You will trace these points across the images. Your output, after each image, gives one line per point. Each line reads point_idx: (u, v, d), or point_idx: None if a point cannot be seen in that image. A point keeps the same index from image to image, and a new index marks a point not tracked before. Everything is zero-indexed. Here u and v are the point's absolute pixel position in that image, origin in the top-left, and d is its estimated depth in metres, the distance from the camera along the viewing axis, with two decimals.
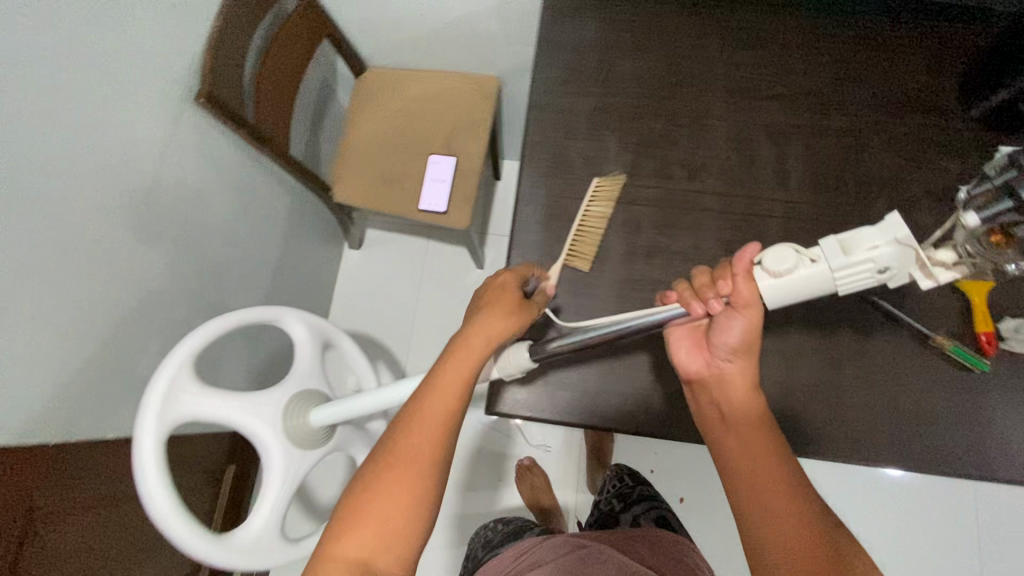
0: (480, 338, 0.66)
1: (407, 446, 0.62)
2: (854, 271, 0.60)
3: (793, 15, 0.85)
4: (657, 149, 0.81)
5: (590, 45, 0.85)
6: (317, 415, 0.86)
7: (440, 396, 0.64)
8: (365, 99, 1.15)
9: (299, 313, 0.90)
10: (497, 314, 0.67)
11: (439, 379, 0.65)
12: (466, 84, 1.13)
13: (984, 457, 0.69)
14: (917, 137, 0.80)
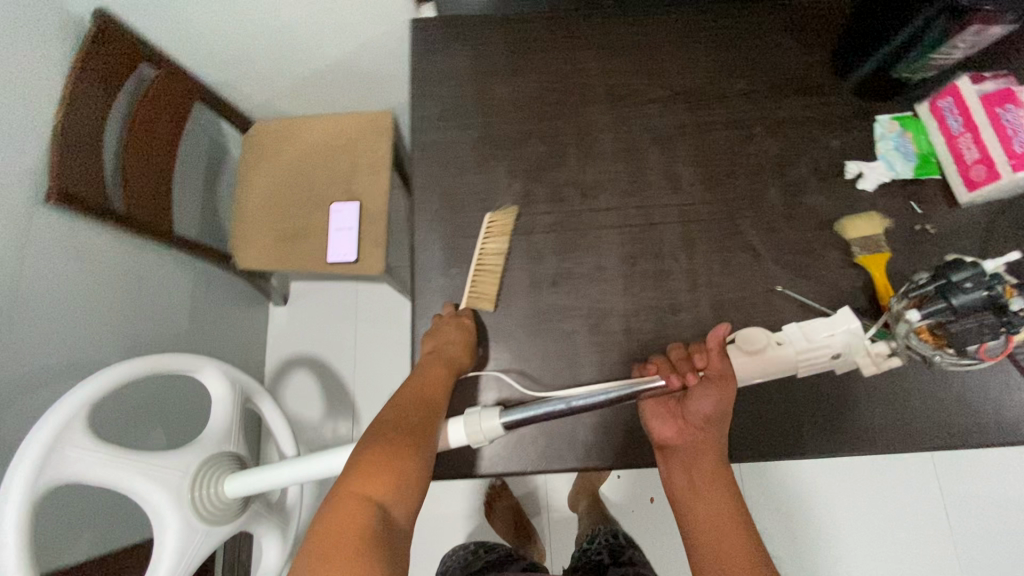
0: (417, 389, 0.67)
1: (382, 462, 0.59)
2: (812, 353, 0.68)
3: (661, 14, 0.85)
4: (547, 172, 0.79)
5: (463, 75, 0.83)
6: (237, 485, 0.75)
7: (412, 407, 0.66)
8: (255, 155, 1.09)
9: (216, 364, 0.80)
10: (435, 367, 0.69)
11: (406, 397, 0.67)
12: (357, 122, 1.08)
13: (907, 431, 0.70)
14: (799, 117, 0.80)
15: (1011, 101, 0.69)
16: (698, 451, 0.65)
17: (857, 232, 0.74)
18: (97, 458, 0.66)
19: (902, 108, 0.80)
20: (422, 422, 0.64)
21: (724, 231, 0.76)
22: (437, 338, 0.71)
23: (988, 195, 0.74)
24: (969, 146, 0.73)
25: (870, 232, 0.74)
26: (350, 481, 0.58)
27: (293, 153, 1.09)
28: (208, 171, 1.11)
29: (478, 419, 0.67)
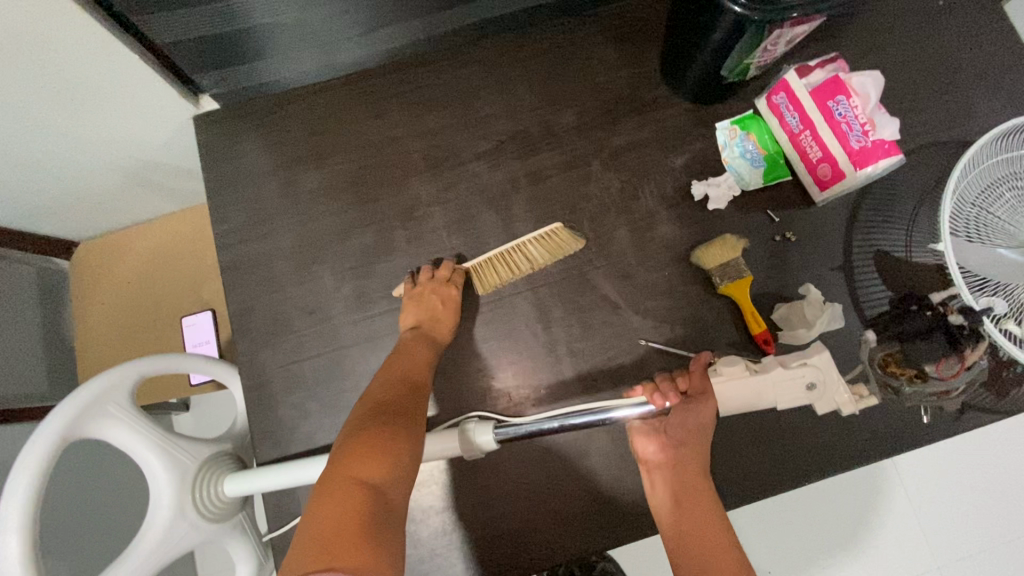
0: (411, 360, 0.61)
1: (378, 434, 0.49)
2: (787, 381, 0.59)
3: (469, 55, 0.76)
4: (377, 264, 0.70)
5: (265, 172, 0.73)
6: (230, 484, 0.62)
7: (394, 382, 0.57)
8: (87, 283, 0.98)
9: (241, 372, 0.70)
10: (423, 342, 0.64)
11: (394, 372, 0.59)
12: (191, 221, 0.98)
13: (794, 458, 0.68)
14: (636, 142, 0.74)
15: (840, 91, 0.64)
16: (686, 479, 0.59)
17: (715, 261, 0.67)
18: (135, 424, 0.58)
19: (743, 107, 0.74)
20: (411, 394, 0.56)
21: (579, 289, 0.70)
22: (426, 302, 0.65)
23: (840, 192, 0.69)
24: (811, 144, 0.68)
25: (728, 258, 0.68)
26: (346, 446, 0.47)
27: (129, 270, 0.98)
28: (45, 299, 0.93)
29: (472, 434, 0.59)
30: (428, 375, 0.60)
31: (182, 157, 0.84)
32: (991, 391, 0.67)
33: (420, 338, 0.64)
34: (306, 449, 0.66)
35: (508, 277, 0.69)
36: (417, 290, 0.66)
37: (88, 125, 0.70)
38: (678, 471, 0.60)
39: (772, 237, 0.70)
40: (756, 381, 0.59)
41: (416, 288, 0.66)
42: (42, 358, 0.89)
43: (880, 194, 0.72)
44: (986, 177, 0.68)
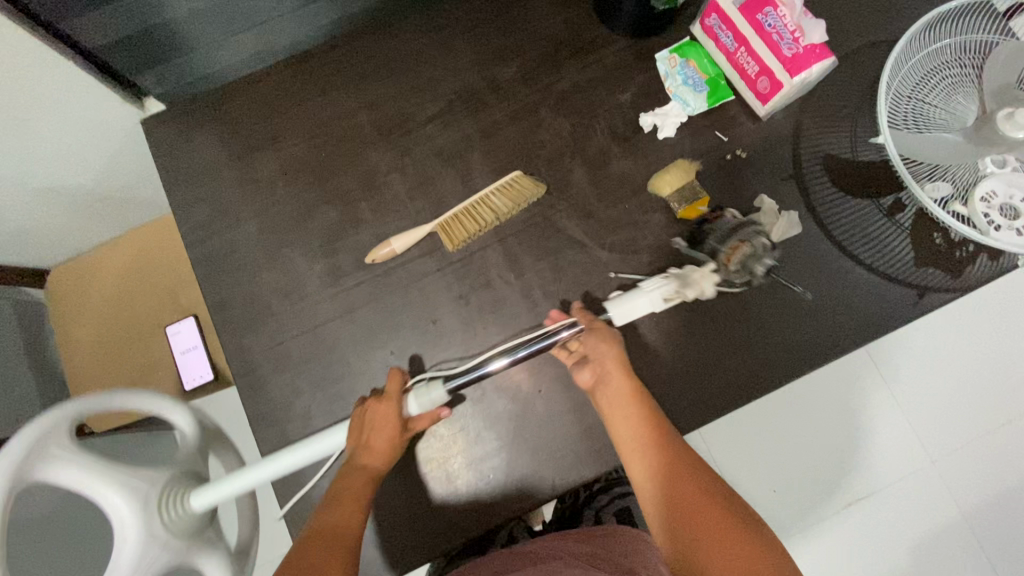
0: (378, 431, 0.63)
1: (331, 522, 0.57)
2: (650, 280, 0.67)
3: (406, 22, 0.77)
4: (345, 238, 0.71)
5: (220, 165, 0.73)
6: (196, 499, 0.59)
7: (366, 461, 0.62)
8: (64, 310, 0.98)
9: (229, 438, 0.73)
10: (359, 475, 0.62)
11: (362, 442, 0.62)
12: (160, 232, 0.98)
13: (779, 360, 0.69)
14: (581, 84, 0.75)
15: (768, 4, 0.65)
16: (635, 402, 0.62)
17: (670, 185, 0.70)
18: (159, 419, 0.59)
19: (681, 34, 0.75)
20: (356, 521, 0.58)
21: (545, 233, 0.71)
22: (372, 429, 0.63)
23: (782, 102, 0.71)
24: (748, 61, 0.70)
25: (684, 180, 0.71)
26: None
27: (104, 290, 0.98)
28: (25, 329, 0.92)
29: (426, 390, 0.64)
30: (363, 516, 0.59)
31: (137, 167, 0.83)
32: (949, 271, 0.70)
33: (386, 409, 0.64)
34: (302, 425, 0.67)
35: (476, 230, 0.70)
36: (363, 413, 0.64)
37: (35, 143, 0.69)
38: (624, 397, 0.62)
39: (722, 156, 0.73)
40: (631, 294, 0.67)
41: (374, 405, 0.64)
42: (33, 384, 0.90)
43: (822, 100, 0.74)
44: (916, 68, 0.72)
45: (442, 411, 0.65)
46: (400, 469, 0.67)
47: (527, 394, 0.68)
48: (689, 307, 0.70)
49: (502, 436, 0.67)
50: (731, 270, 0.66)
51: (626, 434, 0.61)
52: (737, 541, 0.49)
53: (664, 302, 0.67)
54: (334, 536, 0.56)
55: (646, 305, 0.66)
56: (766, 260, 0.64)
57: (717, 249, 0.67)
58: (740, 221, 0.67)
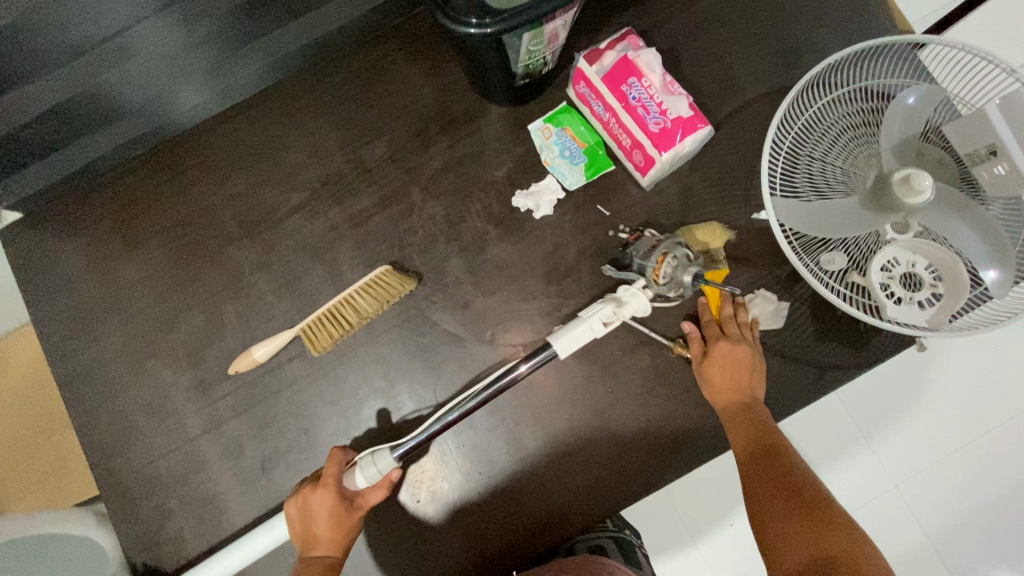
0: (329, 516, 0.58)
1: None
2: (591, 308, 0.61)
3: (266, 105, 0.72)
4: (211, 346, 0.68)
5: (79, 275, 0.70)
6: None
7: (322, 548, 0.58)
8: None
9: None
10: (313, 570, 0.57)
11: (313, 531, 0.58)
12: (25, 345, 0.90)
13: (669, 451, 0.65)
14: (454, 161, 0.70)
15: (631, 74, 0.60)
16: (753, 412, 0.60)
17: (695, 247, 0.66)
18: None
19: (557, 99, 0.70)
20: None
21: (419, 329, 0.67)
22: (312, 519, 0.58)
23: (662, 173, 0.65)
24: (620, 132, 0.64)
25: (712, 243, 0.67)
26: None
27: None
28: None
29: (373, 461, 0.59)
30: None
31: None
32: (853, 345, 0.65)
33: (327, 493, 0.58)
34: (176, 548, 0.65)
35: (341, 334, 0.65)
36: (303, 501, 0.59)
37: None
38: (745, 390, 0.61)
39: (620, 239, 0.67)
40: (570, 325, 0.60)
41: (311, 493, 0.58)
42: None
43: (713, 163, 0.68)
44: (804, 124, 0.66)
45: (394, 475, 0.59)
46: None
47: (406, 504, 0.65)
48: (573, 401, 0.66)
49: (379, 550, 0.64)
50: (662, 284, 0.60)
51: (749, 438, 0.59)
52: (831, 542, 0.47)
53: (605, 328, 0.60)
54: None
55: (586, 331, 0.59)
56: (691, 268, 0.60)
57: (643, 266, 0.62)
58: (659, 236, 0.63)
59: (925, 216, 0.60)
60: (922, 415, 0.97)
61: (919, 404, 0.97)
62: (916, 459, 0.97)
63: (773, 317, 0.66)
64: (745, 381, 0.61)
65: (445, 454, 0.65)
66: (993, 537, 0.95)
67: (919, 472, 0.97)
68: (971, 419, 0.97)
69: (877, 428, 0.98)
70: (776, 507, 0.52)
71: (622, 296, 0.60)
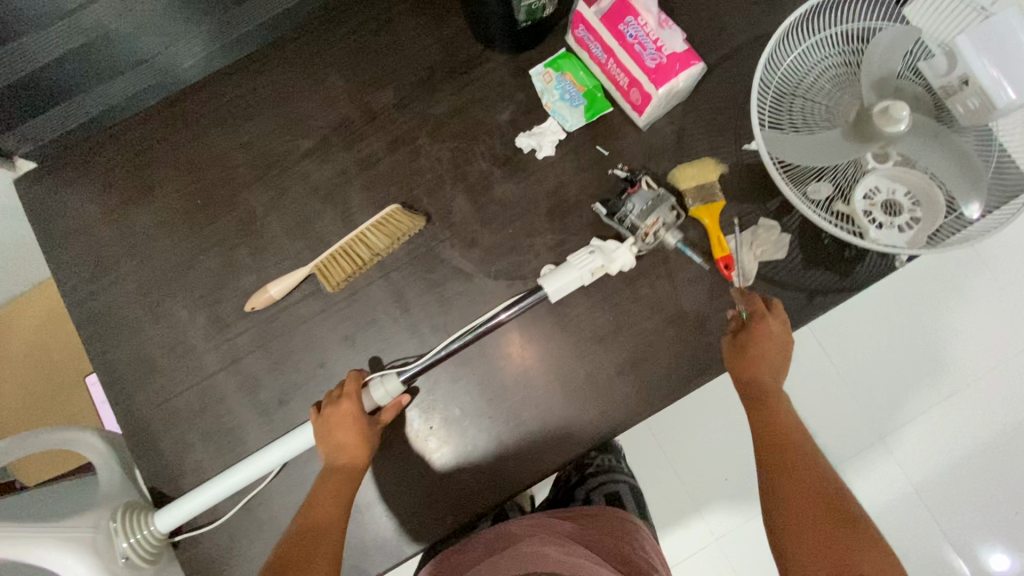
0: (350, 429, 0.62)
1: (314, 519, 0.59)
2: (582, 259, 0.65)
3: (275, 55, 0.74)
4: (227, 286, 0.70)
5: (95, 220, 0.72)
6: (159, 519, 0.62)
7: (342, 457, 0.62)
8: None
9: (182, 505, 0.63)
10: (337, 476, 0.62)
11: (334, 443, 0.62)
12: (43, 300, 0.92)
13: (671, 375, 0.68)
14: (458, 106, 0.73)
15: (628, 14, 0.63)
16: (771, 401, 0.64)
17: (687, 179, 0.69)
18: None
19: (557, 46, 0.73)
20: (338, 511, 0.60)
21: (428, 266, 0.70)
22: (336, 432, 0.62)
23: (657, 112, 0.68)
24: (617, 71, 0.67)
25: (704, 179, 0.69)
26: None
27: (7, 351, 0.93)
28: None
29: (385, 383, 0.64)
30: (343, 516, 0.60)
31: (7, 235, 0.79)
32: (840, 272, 0.69)
33: (347, 409, 0.62)
34: (195, 479, 0.67)
35: (355, 270, 0.68)
36: (324, 416, 0.63)
37: None
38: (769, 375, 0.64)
39: (615, 175, 0.71)
40: (562, 271, 0.65)
41: (334, 409, 0.63)
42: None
43: (706, 103, 0.71)
44: (791, 63, 0.69)
45: (404, 399, 0.65)
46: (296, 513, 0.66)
47: (419, 431, 0.67)
48: (578, 330, 0.69)
49: (394, 474, 0.67)
50: (648, 241, 0.66)
51: (767, 430, 0.63)
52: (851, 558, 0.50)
53: (592, 276, 0.66)
54: (314, 530, 0.58)
55: (576, 280, 0.65)
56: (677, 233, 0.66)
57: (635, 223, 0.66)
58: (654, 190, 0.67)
59: (905, 145, 0.64)
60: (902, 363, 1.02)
61: (901, 352, 1.02)
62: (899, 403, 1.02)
63: (774, 250, 0.69)
64: (770, 360, 0.64)
65: (456, 382, 0.68)
66: (978, 482, 0.99)
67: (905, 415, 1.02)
68: (949, 365, 1.02)
69: (861, 375, 1.03)
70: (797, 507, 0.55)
71: (611, 252, 0.66)
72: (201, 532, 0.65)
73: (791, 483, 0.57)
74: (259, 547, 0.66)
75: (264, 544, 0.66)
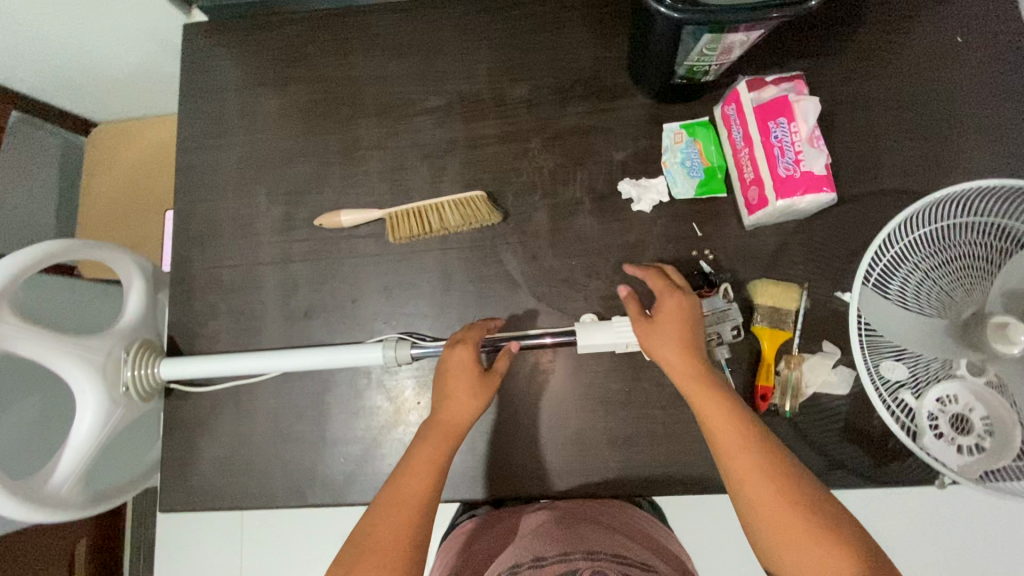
0: (462, 377, 0.61)
1: (406, 484, 0.55)
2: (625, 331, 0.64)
3: (443, 8, 0.77)
4: (308, 194, 0.74)
5: (231, 88, 0.78)
6: (166, 366, 0.69)
7: (449, 409, 0.60)
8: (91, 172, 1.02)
9: (191, 363, 0.69)
10: (441, 428, 0.59)
11: (443, 391, 0.61)
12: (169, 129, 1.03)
13: (657, 471, 0.66)
14: (581, 128, 0.73)
15: (783, 114, 0.61)
16: (703, 375, 0.56)
17: (768, 299, 0.65)
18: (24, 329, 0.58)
19: (700, 113, 0.71)
20: (431, 483, 0.56)
21: (484, 259, 0.71)
22: (451, 376, 0.62)
23: (768, 219, 0.65)
24: (747, 163, 0.65)
25: (783, 305, 0.65)
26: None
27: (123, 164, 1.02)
28: (65, 179, 0.99)
29: (393, 347, 0.66)
30: (436, 485, 0.56)
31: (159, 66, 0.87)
32: (874, 457, 0.64)
33: (464, 355, 0.62)
34: (207, 345, 0.73)
35: (419, 233, 0.71)
36: (443, 359, 0.63)
37: (87, 29, 0.76)
38: (689, 348, 0.58)
39: (698, 265, 0.68)
40: (599, 327, 0.65)
41: (453, 352, 0.63)
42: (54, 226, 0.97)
43: (819, 231, 0.68)
44: (927, 232, 0.64)
45: (513, 345, 0.64)
46: (273, 415, 0.70)
47: (406, 400, 0.69)
48: (590, 384, 0.68)
49: (367, 427, 0.69)
50: None
51: (707, 414, 0.54)
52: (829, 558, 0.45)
53: (624, 347, 0.66)
54: (404, 505, 0.53)
55: (609, 344, 0.65)
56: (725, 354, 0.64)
57: None
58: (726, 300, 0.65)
59: (1004, 365, 0.57)
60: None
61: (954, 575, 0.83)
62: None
63: (838, 383, 0.66)
64: (693, 335, 0.59)
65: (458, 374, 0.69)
66: None
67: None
68: None
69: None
70: (756, 509, 0.49)
71: None
72: (194, 391, 0.71)
73: (745, 474, 0.50)
74: (230, 429, 0.71)
75: (235, 427, 0.71)
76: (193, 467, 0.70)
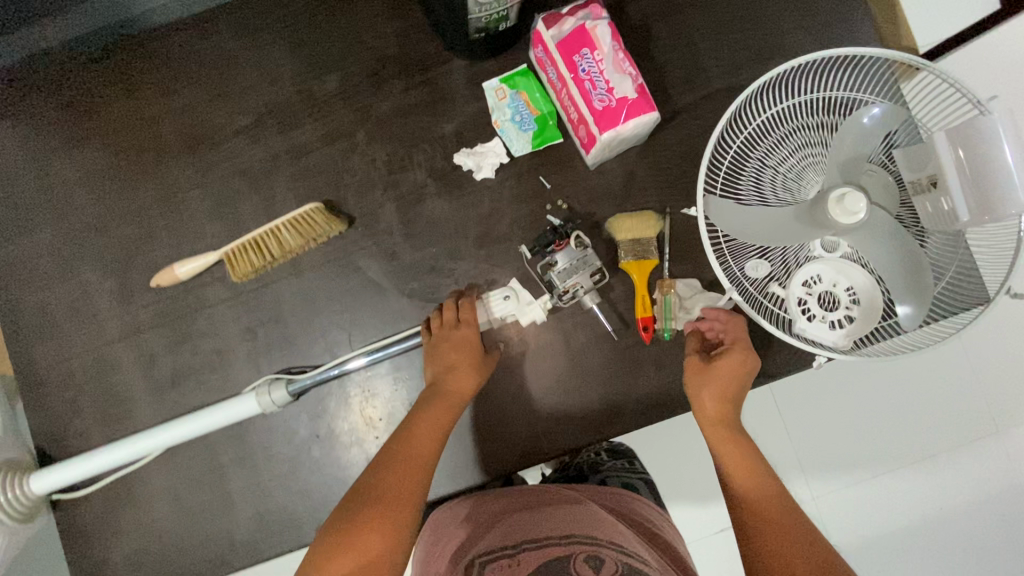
0: (473, 352, 0.62)
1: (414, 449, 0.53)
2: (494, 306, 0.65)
3: (222, 18, 0.70)
4: (138, 256, 0.68)
5: (17, 165, 0.70)
6: (29, 484, 0.63)
7: (457, 381, 0.60)
8: None
9: (56, 471, 0.63)
10: (447, 398, 0.59)
11: (452, 367, 0.61)
12: None
13: (568, 429, 0.66)
14: (404, 108, 0.69)
15: (585, 44, 0.58)
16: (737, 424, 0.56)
17: (625, 232, 0.64)
18: None
19: (518, 61, 0.68)
20: (431, 458, 0.52)
21: (343, 272, 0.67)
22: (459, 347, 0.62)
23: (606, 154, 0.64)
24: (568, 104, 0.62)
25: (638, 233, 0.64)
26: (320, 541, 0.43)
27: None
28: None
29: (266, 393, 0.62)
30: (436, 454, 0.53)
31: None
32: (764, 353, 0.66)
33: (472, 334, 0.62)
34: (80, 444, 0.67)
35: (262, 264, 0.66)
36: (450, 330, 0.63)
37: None
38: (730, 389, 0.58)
39: (548, 221, 0.67)
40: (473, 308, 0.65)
41: (461, 324, 0.63)
42: None
43: (661, 152, 0.67)
44: (759, 126, 0.64)
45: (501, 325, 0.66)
46: (173, 494, 0.66)
47: (304, 437, 0.66)
48: None
49: (273, 475, 0.66)
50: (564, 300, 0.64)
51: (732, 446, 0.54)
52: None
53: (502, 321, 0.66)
54: (405, 470, 0.50)
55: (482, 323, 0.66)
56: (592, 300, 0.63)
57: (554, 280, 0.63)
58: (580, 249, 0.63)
59: (858, 239, 0.59)
60: (880, 437, 0.82)
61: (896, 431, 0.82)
62: (889, 496, 0.81)
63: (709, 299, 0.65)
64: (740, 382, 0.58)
65: (348, 395, 0.67)
66: None
67: (899, 520, 0.80)
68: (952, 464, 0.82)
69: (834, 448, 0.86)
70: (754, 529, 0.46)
71: (524, 302, 0.65)
72: (81, 495, 0.67)
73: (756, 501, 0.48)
74: (131, 520, 0.67)
75: (137, 518, 0.67)
76: (105, 571, 0.66)
